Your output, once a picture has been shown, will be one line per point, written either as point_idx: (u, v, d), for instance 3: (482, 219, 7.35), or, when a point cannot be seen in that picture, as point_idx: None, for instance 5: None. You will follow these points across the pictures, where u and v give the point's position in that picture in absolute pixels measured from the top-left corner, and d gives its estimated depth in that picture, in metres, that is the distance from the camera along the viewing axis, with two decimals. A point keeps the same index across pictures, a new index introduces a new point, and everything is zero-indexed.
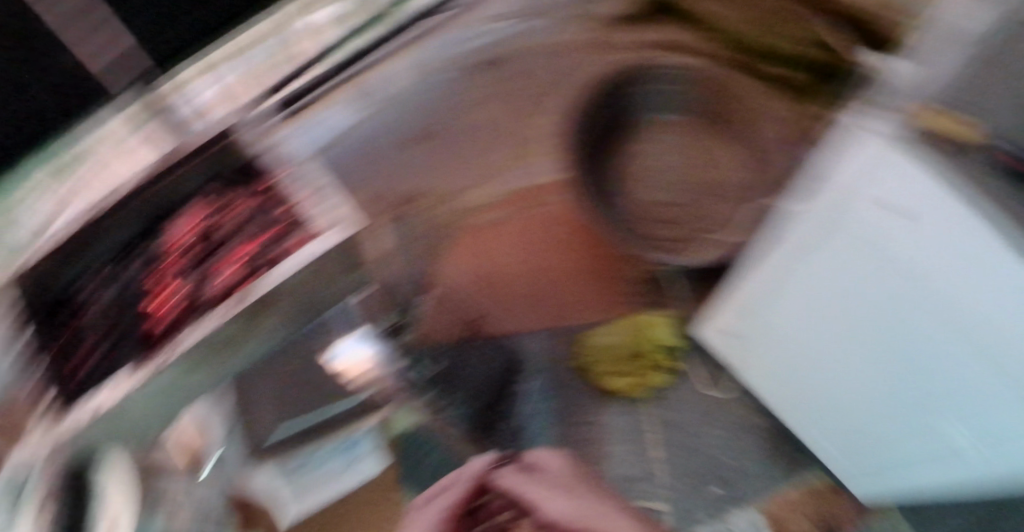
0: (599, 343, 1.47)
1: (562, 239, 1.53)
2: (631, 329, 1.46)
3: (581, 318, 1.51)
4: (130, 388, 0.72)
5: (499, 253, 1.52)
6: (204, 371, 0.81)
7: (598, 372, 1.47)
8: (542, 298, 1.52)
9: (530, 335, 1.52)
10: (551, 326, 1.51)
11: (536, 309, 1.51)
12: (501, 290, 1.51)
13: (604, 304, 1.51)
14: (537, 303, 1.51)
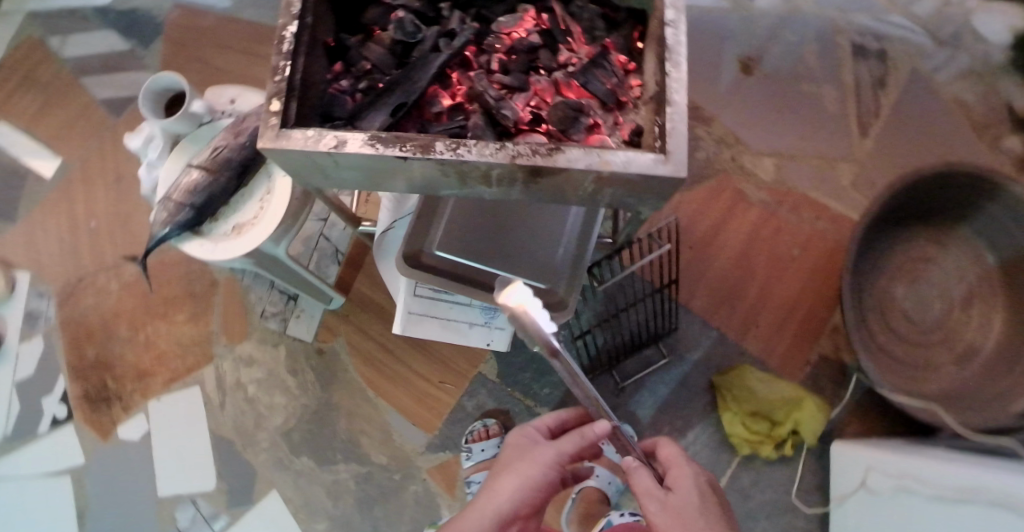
0: (752, 376, 1.28)
1: (790, 269, 1.35)
2: (790, 394, 1.27)
3: (762, 343, 1.34)
4: (367, 155, 0.76)
5: (733, 234, 1.36)
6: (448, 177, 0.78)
7: (724, 399, 1.29)
8: (737, 303, 1.35)
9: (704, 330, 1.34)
10: (725, 328, 1.34)
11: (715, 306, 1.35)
12: (699, 269, 1.36)
13: (788, 350, 1.33)
14: (728, 301, 1.35)
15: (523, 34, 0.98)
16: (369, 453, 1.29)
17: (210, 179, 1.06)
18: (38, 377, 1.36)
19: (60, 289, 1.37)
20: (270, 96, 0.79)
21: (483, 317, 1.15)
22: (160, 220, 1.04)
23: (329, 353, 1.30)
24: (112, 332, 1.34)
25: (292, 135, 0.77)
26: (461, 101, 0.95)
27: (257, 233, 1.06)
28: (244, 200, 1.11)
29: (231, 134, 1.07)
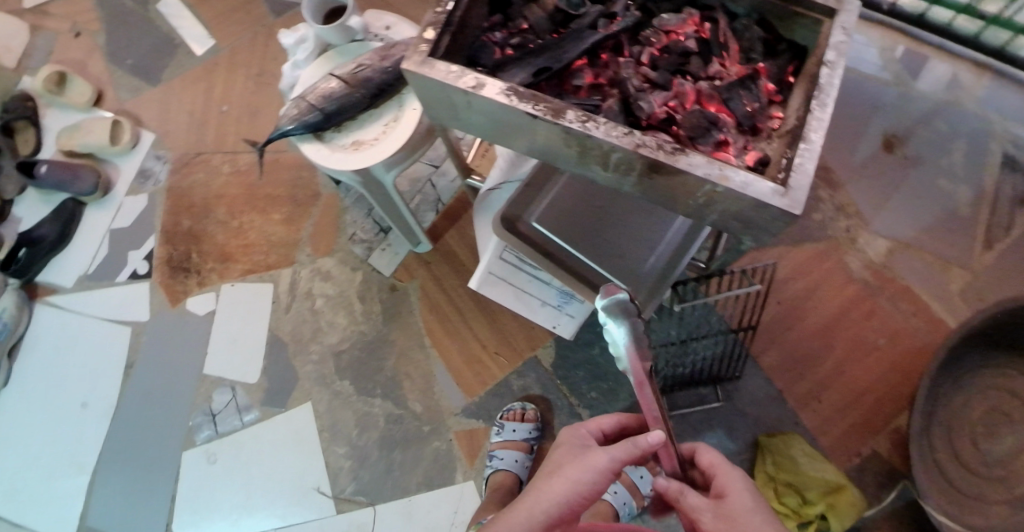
0: (796, 447, 1.24)
1: (874, 353, 1.31)
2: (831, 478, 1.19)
3: (822, 420, 1.30)
4: (500, 103, 0.81)
5: (827, 297, 1.34)
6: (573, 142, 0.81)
7: (762, 461, 1.26)
8: (807, 368, 1.32)
9: (769, 385, 1.32)
10: (790, 389, 1.31)
11: (785, 363, 1.32)
12: (781, 322, 1.34)
13: (847, 435, 1.29)
14: (799, 361, 1.32)
15: (679, 34, 0.95)
16: (405, 396, 1.30)
17: (347, 93, 1.06)
18: (132, 230, 1.45)
19: (177, 159, 1.46)
20: (428, 25, 0.85)
21: (558, 299, 1.10)
22: (289, 116, 1.06)
23: (401, 292, 1.33)
24: (210, 211, 1.41)
25: (436, 65, 0.83)
26: (599, 81, 0.93)
27: (374, 154, 1.06)
28: (371, 120, 1.11)
29: (378, 56, 1.08)
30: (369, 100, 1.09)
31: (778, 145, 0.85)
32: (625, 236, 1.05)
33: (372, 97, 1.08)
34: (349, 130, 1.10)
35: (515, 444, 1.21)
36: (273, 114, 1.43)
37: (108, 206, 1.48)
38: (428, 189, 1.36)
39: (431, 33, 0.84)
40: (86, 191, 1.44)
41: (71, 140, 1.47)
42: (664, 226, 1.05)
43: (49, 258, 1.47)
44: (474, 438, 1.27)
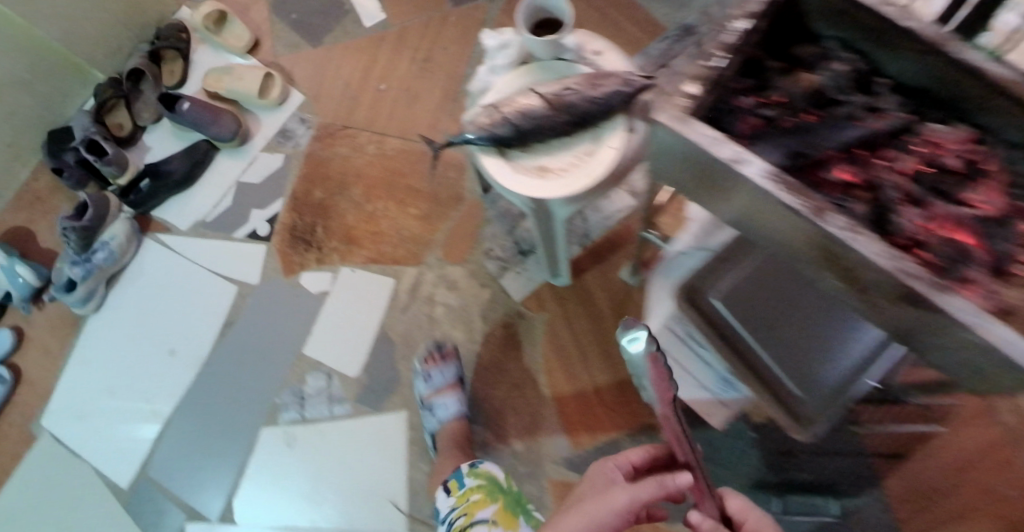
0: None
1: None
2: None
3: None
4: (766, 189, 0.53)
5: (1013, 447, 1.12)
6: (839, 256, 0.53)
7: None
8: (963, 520, 1.11)
9: (910, 523, 1.14)
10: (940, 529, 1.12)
11: (936, 503, 1.13)
12: (941, 462, 1.14)
13: None
14: (952, 507, 1.12)
15: (953, 146, 0.57)
16: (507, 431, 1.24)
17: (547, 112, 0.84)
18: (261, 188, 1.40)
19: (322, 127, 1.40)
20: (689, 78, 0.58)
21: (718, 385, 0.98)
22: (473, 123, 0.86)
23: (526, 322, 1.26)
24: (345, 188, 1.36)
25: (700, 127, 0.56)
26: (853, 181, 0.57)
27: (563, 189, 0.84)
28: (563, 147, 0.87)
29: (595, 78, 0.85)
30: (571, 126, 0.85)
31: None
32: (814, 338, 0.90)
33: (577, 123, 0.85)
34: (536, 155, 0.87)
35: (447, 387, 1.20)
36: (432, 104, 1.37)
37: (241, 157, 1.43)
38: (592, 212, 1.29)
39: (691, 88, 0.58)
40: (223, 137, 1.39)
41: (220, 82, 1.44)
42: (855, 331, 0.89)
43: (170, 195, 1.44)
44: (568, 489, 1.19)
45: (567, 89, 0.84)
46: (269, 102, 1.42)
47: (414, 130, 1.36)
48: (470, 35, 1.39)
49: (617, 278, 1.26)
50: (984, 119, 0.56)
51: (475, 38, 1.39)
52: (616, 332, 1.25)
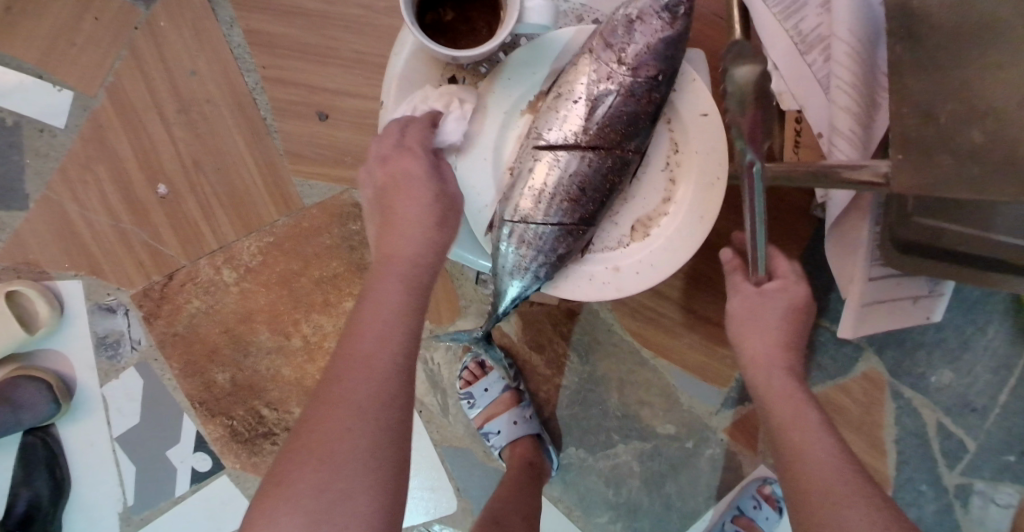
0: None
1: None
2: None
3: None
4: None
5: None
6: None
7: None
8: None
9: None
10: None
11: None
12: None
13: None
14: None
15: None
16: (651, 425, 0.95)
17: (599, 159, 0.61)
18: (151, 423, 0.92)
19: (145, 295, 0.88)
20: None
21: (930, 285, 0.74)
22: (517, 257, 0.63)
23: (584, 315, 0.91)
24: (243, 342, 0.90)
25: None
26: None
27: (690, 235, 0.64)
28: (637, 178, 0.66)
29: (613, 58, 0.58)
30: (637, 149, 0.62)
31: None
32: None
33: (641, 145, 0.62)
34: (614, 211, 0.66)
35: (501, 402, 0.91)
36: (251, 162, 0.86)
37: (89, 410, 0.91)
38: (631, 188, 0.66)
39: None
40: (45, 414, 0.87)
41: None
42: None
43: (58, 523, 0.92)
44: (749, 428, 0.95)
45: (591, 108, 0.59)
46: (47, 321, 0.87)
47: (260, 210, 0.87)
48: (210, 29, 0.84)
49: None
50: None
51: (220, 27, 0.84)
52: None
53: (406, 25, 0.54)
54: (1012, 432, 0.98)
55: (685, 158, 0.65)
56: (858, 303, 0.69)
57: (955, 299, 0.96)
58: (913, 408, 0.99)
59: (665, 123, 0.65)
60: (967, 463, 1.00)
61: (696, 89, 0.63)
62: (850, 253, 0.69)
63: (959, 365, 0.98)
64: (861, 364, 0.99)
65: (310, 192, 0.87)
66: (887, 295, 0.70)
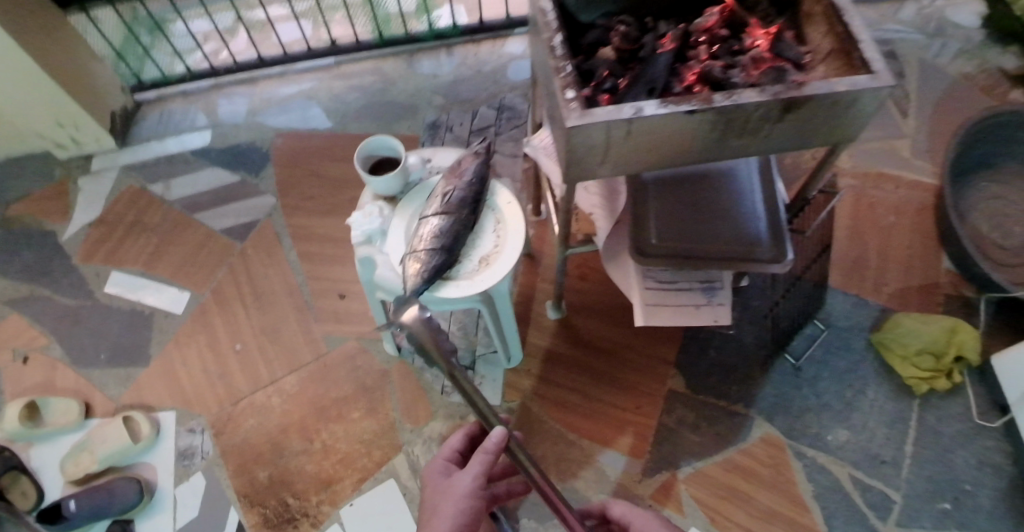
0: (905, 318, 1.36)
1: (913, 239, 1.50)
2: (945, 331, 1.33)
3: (910, 301, 1.43)
4: (663, 115, 0.84)
5: (864, 219, 1.52)
6: (722, 122, 0.89)
7: (880, 342, 1.37)
8: (872, 276, 1.46)
9: (868, 296, 1.44)
10: (874, 285, 1.45)
11: (863, 275, 1.46)
12: (843, 255, 1.48)
13: (930, 305, 1.43)
14: (874, 269, 1.47)
15: (716, 28, 1.00)
16: (589, 495, 1.23)
17: (453, 220, 1.00)
18: (204, 516, 1.23)
19: (217, 419, 1.29)
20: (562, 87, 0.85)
21: (705, 296, 1.10)
22: (410, 275, 0.97)
23: (521, 411, 1.29)
24: (283, 448, 1.27)
25: (595, 111, 0.83)
26: (690, 84, 0.94)
27: (509, 256, 1.02)
28: (479, 235, 1.05)
29: (454, 176, 1.04)
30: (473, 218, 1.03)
31: (825, 68, 0.96)
32: (731, 207, 1.10)
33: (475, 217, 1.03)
34: (468, 254, 1.03)
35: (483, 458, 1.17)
36: (296, 325, 1.34)
37: (160, 509, 1.24)
38: (478, 246, 1.04)
39: (570, 93, 0.85)
40: (132, 503, 1.21)
41: (83, 463, 1.24)
42: (736, 196, 1.11)
43: None
44: (664, 491, 1.24)
45: (444, 198, 1.02)
46: (147, 437, 1.26)
47: (301, 354, 1.32)
48: (277, 251, 1.40)
49: (550, 319, 1.35)
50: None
51: (284, 247, 1.40)
52: (591, 356, 1.33)
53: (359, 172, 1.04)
54: (893, 478, 1.28)
55: (504, 225, 1.05)
56: (644, 301, 1.08)
57: (791, 380, 1.35)
58: (821, 464, 1.29)
59: (490, 210, 1.07)
60: (858, 510, 1.25)
61: (507, 193, 1.08)
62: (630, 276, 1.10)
63: (852, 425, 1.32)
64: (751, 432, 1.30)
65: (334, 341, 1.33)
66: (664, 299, 1.08)
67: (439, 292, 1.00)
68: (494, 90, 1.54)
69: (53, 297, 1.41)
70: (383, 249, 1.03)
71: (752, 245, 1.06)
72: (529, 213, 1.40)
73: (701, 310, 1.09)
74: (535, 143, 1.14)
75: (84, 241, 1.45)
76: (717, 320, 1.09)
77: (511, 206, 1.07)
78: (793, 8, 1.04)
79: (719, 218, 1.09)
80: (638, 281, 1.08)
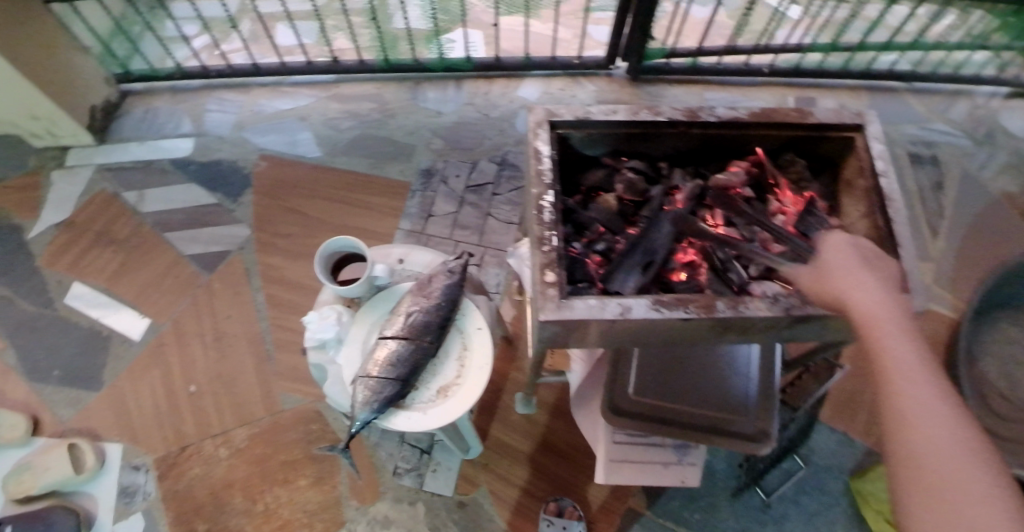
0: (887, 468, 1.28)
1: None
2: None
3: None
4: (654, 319, 0.80)
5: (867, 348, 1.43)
6: (719, 330, 0.84)
7: (857, 487, 1.29)
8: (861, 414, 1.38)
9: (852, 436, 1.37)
10: (862, 425, 1.38)
11: (852, 412, 1.38)
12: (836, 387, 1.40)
13: None
14: (865, 406, 1.39)
15: (740, 187, 1.02)
16: None
17: (411, 347, 1.01)
18: None
19: (162, 461, 1.25)
20: (542, 266, 0.84)
21: (677, 455, 1.14)
22: (360, 402, 0.98)
23: (471, 505, 1.23)
24: (223, 503, 1.23)
25: (574, 303, 0.81)
26: (691, 258, 0.95)
27: (472, 389, 1.03)
28: (441, 360, 1.06)
29: (421, 296, 1.04)
30: (436, 343, 1.04)
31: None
32: (720, 374, 1.10)
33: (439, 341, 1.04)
34: (426, 380, 1.05)
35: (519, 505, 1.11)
36: (253, 376, 1.28)
37: None
38: (438, 372, 1.05)
39: (552, 274, 0.83)
40: None
41: (25, 484, 1.19)
42: (729, 366, 1.11)
43: None
44: None
45: (406, 320, 1.02)
46: (88, 469, 1.23)
47: (254, 408, 1.26)
48: (244, 292, 1.31)
49: (518, 412, 1.29)
50: (756, 144, 1.02)
51: (251, 289, 1.31)
52: (554, 459, 1.27)
53: (320, 277, 1.04)
54: None
55: (467, 352, 1.07)
56: (613, 458, 1.11)
57: (756, 515, 1.30)
58: None
59: (455, 331, 1.08)
60: None
61: (477, 314, 1.09)
62: (599, 429, 1.13)
63: None
64: None
65: (290, 400, 1.27)
66: (634, 457, 1.12)
67: (390, 418, 1.01)
68: (500, 141, 1.37)
69: (12, 299, 1.35)
70: (336, 357, 1.04)
71: (738, 418, 1.07)
72: (512, 291, 1.24)
73: (668, 469, 1.14)
74: (520, 251, 1.09)
75: (50, 243, 1.37)
76: (686, 480, 1.14)
77: (481, 330, 1.08)
78: (834, 170, 1.02)
79: (708, 389, 1.09)
80: (607, 435, 1.11)
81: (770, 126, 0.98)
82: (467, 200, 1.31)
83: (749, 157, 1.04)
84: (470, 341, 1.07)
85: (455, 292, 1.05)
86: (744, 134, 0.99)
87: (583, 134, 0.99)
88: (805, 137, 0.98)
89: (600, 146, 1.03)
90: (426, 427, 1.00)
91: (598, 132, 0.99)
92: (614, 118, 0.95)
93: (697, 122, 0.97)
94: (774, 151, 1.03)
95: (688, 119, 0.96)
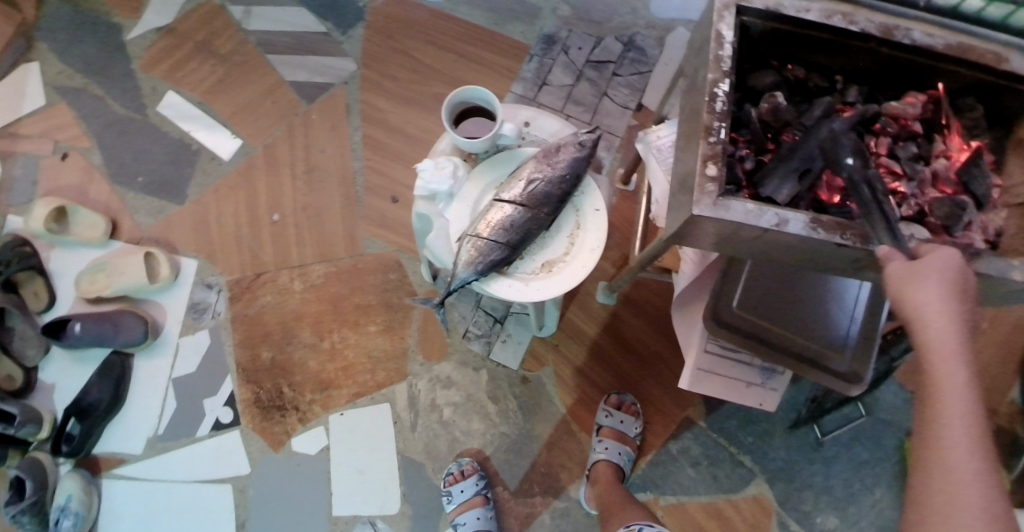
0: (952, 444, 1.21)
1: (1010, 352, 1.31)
2: None
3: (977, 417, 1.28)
4: (810, 238, 0.71)
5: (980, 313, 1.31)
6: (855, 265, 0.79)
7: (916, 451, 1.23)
8: None
9: None
10: None
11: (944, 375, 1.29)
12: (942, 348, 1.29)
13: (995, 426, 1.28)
14: None
15: (910, 120, 0.87)
16: (567, 487, 1.20)
17: (527, 215, 0.98)
18: (201, 374, 1.23)
19: (235, 283, 1.25)
20: (707, 158, 0.75)
21: (762, 378, 1.11)
22: (465, 261, 0.98)
23: (534, 383, 1.23)
24: (292, 334, 1.23)
25: (731, 205, 0.73)
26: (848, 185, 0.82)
27: (576, 273, 1.01)
28: (551, 235, 1.04)
29: (548, 166, 0.99)
30: (552, 217, 1.01)
31: (1011, 217, 0.80)
32: (824, 304, 1.05)
33: (553, 217, 1.01)
34: (532, 253, 1.03)
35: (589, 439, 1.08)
36: (340, 215, 1.26)
37: (161, 353, 1.24)
38: (548, 249, 1.03)
39: (713, 167, 0.74)
40: (134, 340, 1.19)
41: (99, 284, 1.22)
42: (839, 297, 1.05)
43: (104, 427, 1.21)
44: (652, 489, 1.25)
45: (526, 186, 0.98)
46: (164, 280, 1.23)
47: (334, 248, 1.25)
48: (343, 129, 1.28)
49: (597, 303, 1.26)
50: (942, 79, 0.85)
51: (350, 128, 1.28)
52: (623, 354, 1.25)
53: (446, 126, 0.99)
54: None
55: (580, 233, 1.03)
56: (699, 367, 1.09)
57: (810, 451, 1.27)
58: None
59: (571, 208, 1.04)
60: None
61: (597, 196, 1.04)
62: (693, 335, 1.10)
63: (848, 516, 1.24)
64: (753, 487, 1.25)
65: (372, 245, 1.25)
66: (720, 371, 1.09)
67: (491, 283, 1.01)
68: (631, 19, 1.29)
69: (105, 99, 1.32)
70: (445, 211, 1.02)
71: (833, 354, 1.03)
72: (618, 179, 1.23)
73: (749, 390, 1.11)
74: (651, 139, 1.05)
75: (150, 48, 1.34)
76: (766, 403, 1.12)
77: (598, 214, 1.04)
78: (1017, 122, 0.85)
79: (811, 316, 1.05)
80: (700, 343, 1.08)
81: (965, 65, 0.81)
82: (587, 75, 1.27)
83: (927, 91, 0.87)
84: (584, 223, 1.03)
85: (582, 170, 1.00)
86: (934, 66, 0.82)
87: (767, 28, 0.85)
88: (993, 84, 0.81)
89: (775, 41, 0.88)
90: (525, 299, 1.00)
91: (782, 27, 0.84)
92: (805, 17, 0.80)
93: (889, 44, 0.81)
94: (957, 91, 0.86)
95: (881, 35, 0.80)
